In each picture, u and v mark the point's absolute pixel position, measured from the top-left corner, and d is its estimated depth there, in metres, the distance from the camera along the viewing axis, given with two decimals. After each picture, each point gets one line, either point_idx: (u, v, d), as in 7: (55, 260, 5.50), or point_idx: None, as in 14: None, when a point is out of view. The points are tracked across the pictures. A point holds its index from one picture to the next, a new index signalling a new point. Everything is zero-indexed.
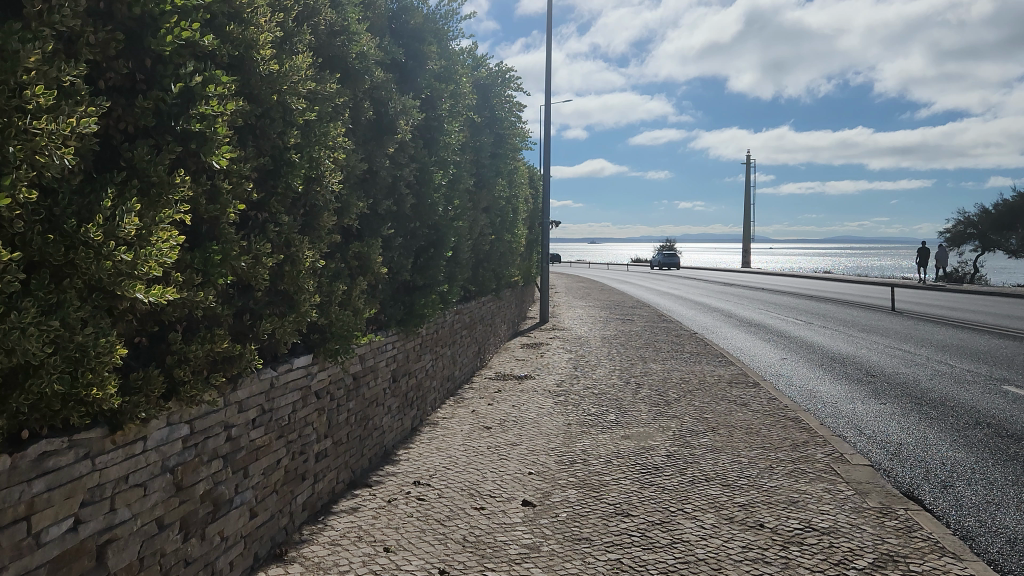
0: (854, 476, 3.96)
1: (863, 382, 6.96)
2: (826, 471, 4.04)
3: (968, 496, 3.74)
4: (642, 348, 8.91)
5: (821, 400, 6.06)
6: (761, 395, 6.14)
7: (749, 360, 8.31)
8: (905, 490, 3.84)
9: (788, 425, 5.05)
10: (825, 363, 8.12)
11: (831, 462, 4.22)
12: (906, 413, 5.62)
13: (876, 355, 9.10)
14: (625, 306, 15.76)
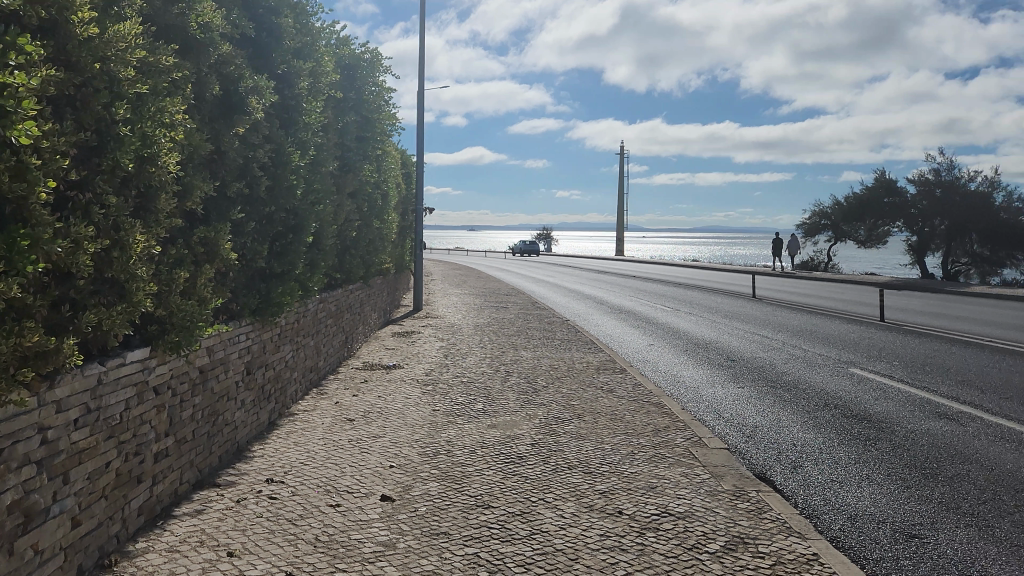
0: (710, 460, 4.09)
1: (722, 366, 7.24)
2: (684, 455, 4.15)
3: (816, 475, 3.93)
4: (514, 336, 8.96)
5: (684, 385, 6.25)
6: (624, 382, 6.27)
7: (616, 347, 8.51)
8: (758, 471, 3.99)
9: (651, 410, 5.17)
10: (686, 349, 8.42)
11: (689, 446, 4.34)
12: (761, 395, 5.88)
13: (735, 339, 9.52)
14: (500, 294, 15.84)
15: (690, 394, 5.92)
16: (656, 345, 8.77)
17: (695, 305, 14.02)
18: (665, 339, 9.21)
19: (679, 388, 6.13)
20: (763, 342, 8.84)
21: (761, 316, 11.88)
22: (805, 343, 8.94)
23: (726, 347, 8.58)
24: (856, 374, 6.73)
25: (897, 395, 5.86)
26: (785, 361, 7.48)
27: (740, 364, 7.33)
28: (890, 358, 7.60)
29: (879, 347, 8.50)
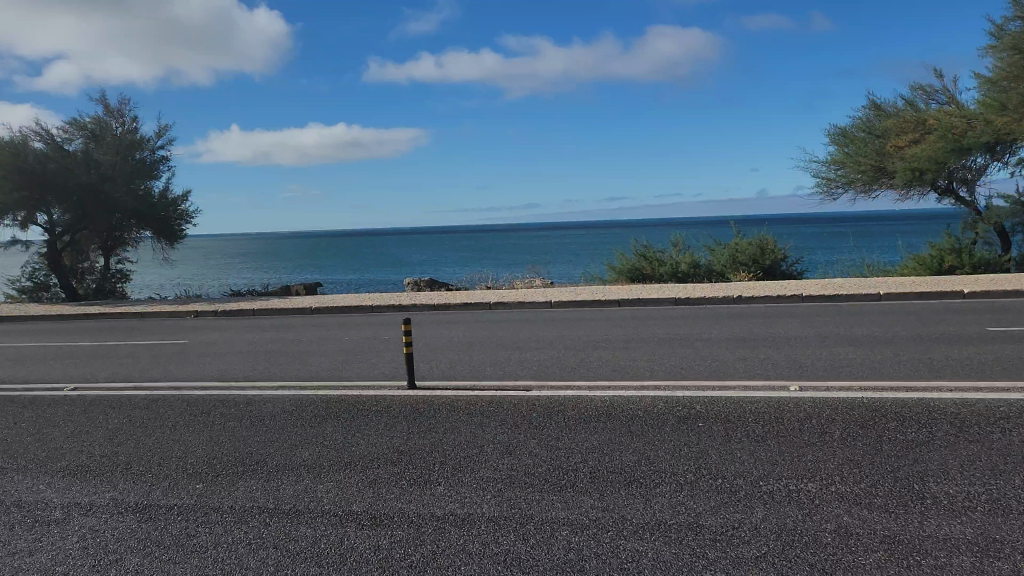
0: None
1: (600, 452, 5.66)
2: None
3: None
4: (411, 386, 7.95)
5: (546, 503, 4.75)
6: (468, 505, 4.79)
7: (455, 421, 6.71)
8: None
9: (674, 519, 4.41)
10: (534, 417, 6.68)
11: None
12: (660, 518, 4.44)
13: (575, 384, 7.93)
14: (343, 319, 14.58)
15: (565, 526, 4.42)
16: (484, 410, 7.01)
17: (459, 333, 12.04)
18: (494, 398, 7.43)
19: (539, 514, 4.60)
20: (624, 398, 7.19)
21: (531, 354, 9.88)
22: (671, 393, 7.27)
23: (584, 407, 6.93)
24: (787, 455, 5.31)
25: (862, 502, 4.44)
26: (674, 435, 5.96)
27: (622, 447, 5.76)
28: (809, 417, 6.16)
29: (749, 397, 6.92)
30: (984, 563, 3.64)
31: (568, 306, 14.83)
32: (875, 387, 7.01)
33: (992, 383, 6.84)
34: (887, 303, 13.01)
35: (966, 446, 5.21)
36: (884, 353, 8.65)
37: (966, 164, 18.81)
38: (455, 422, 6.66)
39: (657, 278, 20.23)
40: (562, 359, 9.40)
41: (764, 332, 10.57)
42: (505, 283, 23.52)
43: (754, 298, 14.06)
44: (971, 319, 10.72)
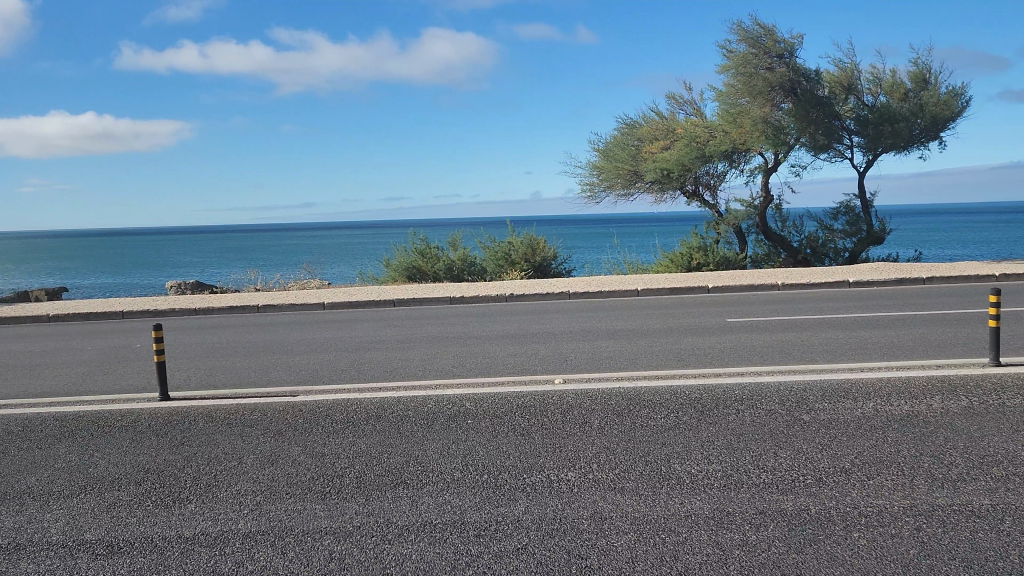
0: None
1: (366, 456, 5.51)
2: None
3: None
4: (162, 399, 7.32)
5: (307, 513, 4.54)
6: (222, 522, 4.47)
7: (212, 433, 6.26)
8: None
9: (438, 518, 4.38)
10: (299, 423, 6.41)
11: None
12: (425, 518, 4.39)
13: (345, 387, 7.70)
14: (85, 327, 13.18)
15: (326, 535, 4.24)
16: (246, 419, 6.62)
17: (222, 339, 11.30)
18: (258, 405, 7.06)
19: (298, 526, 4.37)
20: (396, 398, 7.12)
21: (300, 358, 9.49)
22: (443, 391, 7.30)
23: (352, 411, 6.74)
24: (550, 447, 5.46)
25: (617, 487, 4.65)
26: (442, 434, 5.94)
27: (390, 449, 5.66)
28: (573, 408, 6.42)
29: (518, 391, 7.10)
30: (720, 535, 3.92)
31: (340, 307, 14.44)
32: (631, 378, 7.43)
33: (730, 370, 7.49)
34: (643, 298, 13.97)
35: (709, 428, 5.65)
36: (639, 345, 9.20)
37: (708, 171, 20.68)
38: (212, 434, 6.22)
39: (431, 278, 20.30)
40: (333, 362, 9.10)
41: (533, 328, 10.90)
42: (272, 284, 22.51)
43: (523, 295, 14.53)
44: (714, 311, 11.76)
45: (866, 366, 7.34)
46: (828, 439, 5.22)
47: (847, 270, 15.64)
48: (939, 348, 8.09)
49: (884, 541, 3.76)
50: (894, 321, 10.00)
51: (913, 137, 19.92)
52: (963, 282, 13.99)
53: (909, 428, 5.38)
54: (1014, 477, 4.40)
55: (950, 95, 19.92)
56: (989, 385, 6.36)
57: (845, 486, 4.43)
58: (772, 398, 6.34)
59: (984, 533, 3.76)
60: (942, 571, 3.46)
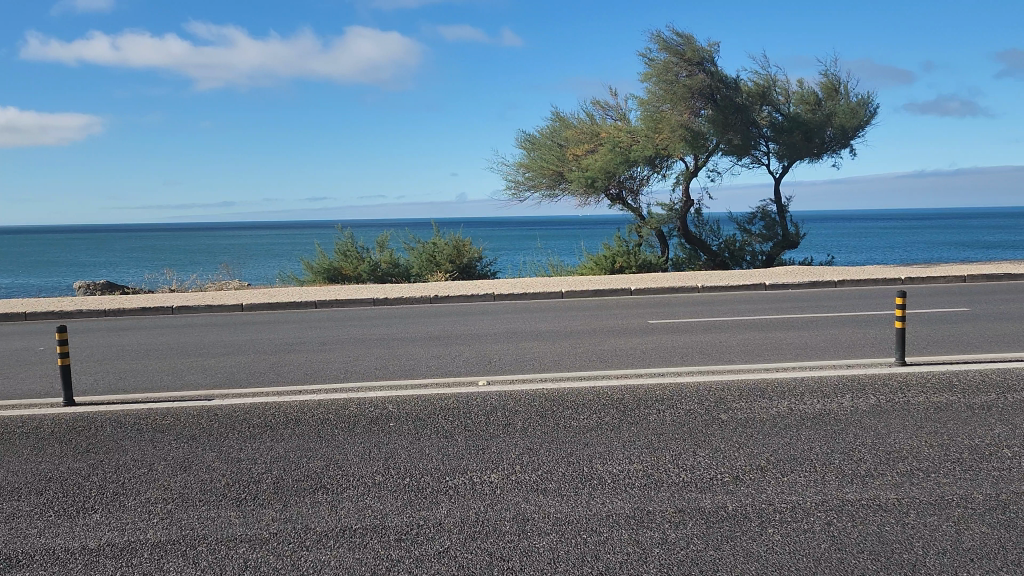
0: None
1: (284, 460, 5.38)
2: None
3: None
4: (69, 405, 6.99)
5: (221, 521, 4.39)
6: (130, 533, 4.28)
7: (121, 438, 6.01)
8: None
9: (360, 523, 4.29)
10: (215, 428, 6.22)
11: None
12: (345, 523, 4.30)
13: (264, 390, 7.50)
14: None
15: (241, 543, 4.11)
16: (157, 424, 6.38)
17: (133, 341, 10.88)
18: (172, 410, 6.82)
19: (211, 534, 4.23)
20: (317, 401, 6.98)
21: (217, 360, 9.23)
22: (365, 393, 7.19)
23: (271, 415, 6.57)
24: (473, 449, 5.43)
25: (539, 488, 4.65)
26: (362, 438, 5.84)
27: (309, 453, 5.53)
28: (496, 409, 6.41)
29: (442, 393, 7.06)
30: (641, 534, 3.96)
31: (259, 309, 14.10)
32: (554, 379, 7.48)
33: (650, 371, 7.61)
34: (567, 300, 14.09)
35: (630, 428, 5.71)
36: (563, 346, 9.27)
37: (631, 175, 21.01)
38: (120, 440, 5.97)
39: (355, 279, 20.03)
40: (251, 365, 8.87)
41: (457, 330, 10.87)
42: (188, 285, 21.80)
43: (447, 296, 14.47)
44: (635, 313, 11.94)
45: (780, 366, 7.57)
46: (745, 438, 5.34)
47: (762, 274, 16.11)
48: (848, 349, 8.39)
49: (797, 536, 3.85)
50: (807, 322, 10.35)
51: (826, 144, 20.70)
52: (872, 285, 14.58)
53: (820, 426, 5.55)
54: (918, 472, 4.59)
55: (860, 105, 20.78)
56: (895, 383, 6.64)
57: (761, 483, 4.54)
58: (692, 398, 6.46)
59: (891, 527, 3.90)
60: (852, 565, 3.57)
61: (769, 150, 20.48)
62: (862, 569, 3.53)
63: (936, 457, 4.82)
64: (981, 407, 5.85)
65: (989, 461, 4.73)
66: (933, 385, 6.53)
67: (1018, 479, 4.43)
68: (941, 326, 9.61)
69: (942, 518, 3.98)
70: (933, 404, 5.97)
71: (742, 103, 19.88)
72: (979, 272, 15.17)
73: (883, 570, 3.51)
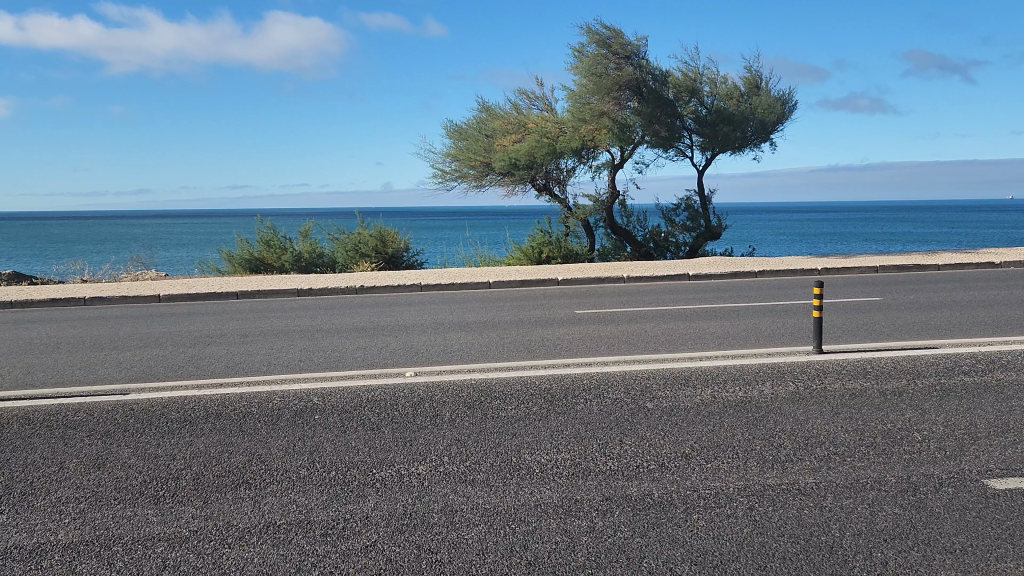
0: None
1: (204, 456, 5.22)
2: None
3: (549, 565, 3.58)
4: None
5: (138, 520, 4.23)
6: (40, 534, 4.09)
7: (30, 436, 5.74)
8: None
9: (284, 520, 4.18)
10: (130, 423, 6.00)
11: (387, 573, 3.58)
12: (269, 519, 4.19)
13: (184, 384, 7.26)
14: None
15: (160, 542, 3.97)
16: (68, 420, 6.11)
17: (42, 334, 10.42)
18: (86, 405, 6.55)
19: (128, 533, 4.07)
20: (239, 394, 6.80)
21: (132, 354, 8.89)
22: (289, 386, 7.05)
23: (190, 409, 6.37)
24: (400, 441, 5.37)
25: (467, 479, 4.63)
26: (286, 431, 5.73)
27: (232, 448, 5.38)
28: (424, 401, 6.36)
29: (369, 385, 6.97)
30: (569, 523, 3.99)
31: (178, 300, 13.66)
32: (481, 369, 7.46)
33: (578, 360, 7.68)
34: (495, 290, 14.09)
35: (557, 418, 5.75)
36: (491, 337, 9.26)
37: (558, 165, 21.13)
38: (28, 438, 5.69)
39: (277, 269, 19.61)
40: (168, 358, 8.58)
41: (383, 321, 10.76)
42: (101, 275, 20.96)
43: (373, 287, 14.30)
44: (563, 303, 12.03)
45: (705, 355, 7.72)
46: (669, 426, 5.43)
47: (686, 264, 16.44)
48: (768, 337, 8.65)
49: (720, 521, 3.94)
50: (729, 312, 10.60)
51: (746, 138, 21.24)
52: (789, 276, 15.06)
53: (742, 412, 5.70)
54: (835, 456, 4.75)
55: (779, 101, 21.38)
56: (812, 370, 6.86)
57: (685, 470, 4.62)
58: (617, 387, 6.53)
59: (809, 510, 4.02)
60: (773, 547, 3.67)
61: (692, 143, 20.89)
62: (782, 552, 3.63)
63: (851, 442, 5.00)
64: (893, 392, 6.10)
65: (900, 444, 4.94)
66: (848, 372, 6.77)
67: (928, 461, 4.64)
68: (855, 315, 9.97)
69: (857, 500, 4.13)
70: (847, 390, 6.20)
71: (667, 96, 20.21)
72: (890, 263, 15.79)
73: (803, 553, 3.62)
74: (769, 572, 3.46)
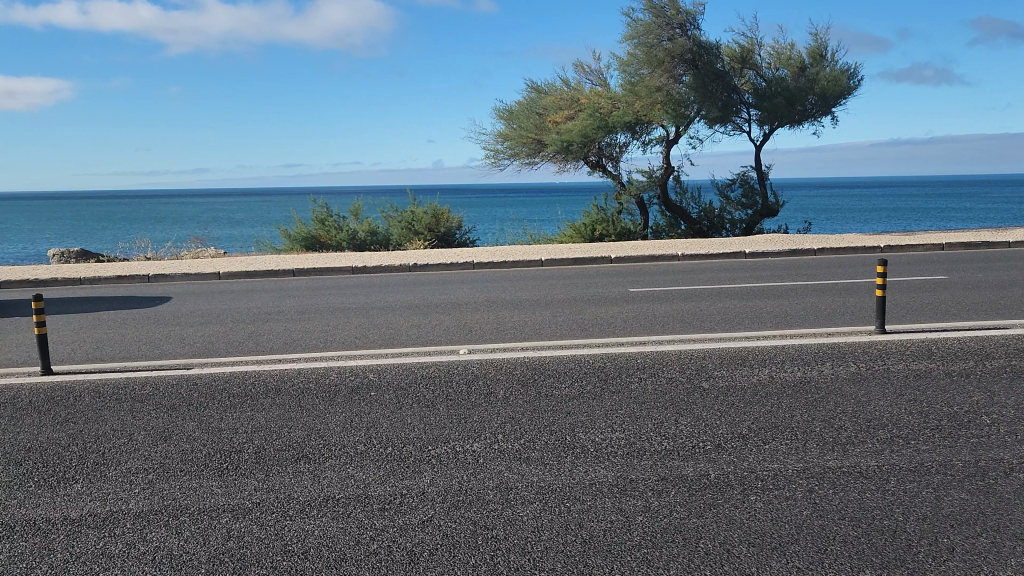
0: (481, 568, 3.44)
1: (265, 430, 5.34)
2: (450, 570, 3.43)
3: (607, 543, 3.59)
4: (47, 377, 6.89)
5: (203, 490, 4.37)
6: (111, 502, 4.25)
7: (99, 408, 5.95)
8: (542, 561, 3.47)
9: (344, 495, 4.25)
10: (194, 397, 6.17)
11: (444, 548, 3.63)
12: (328, 493, 4.28)
13: (244, 360, 7.45)
14: None
15: (224, 513, 4.08)
16: (136, 393, 6.32)
17: (109, 310, 10.76)
18: (152, 379, 6.75)
19: (194, 504, 4.20)
20: (297, 370, 6.95)
21: (194, 330, 9.13)
22: (347, 362, 7.18)
23: (251, 384, 6.54)
24: (455, 418, 5.42)
25: (522, 457, 4.66)
26: (344, 406, 5.83)
27: (291, 422, 5.50)
28: (477, 378, 6.40)
29: (423, 362, 7.04)
30: (624, 502, 3.98)
31: (237, 277, 13.96)
32: (535, 348, 7.48)
33: (633, 339, 7.65)
34: (547, 268, 14.08)
35: (612, 396, 5.74)
36: (545, 315, 9.27)
37: (611, 142, 20.93)
38: (99, 410, 5.90)
39: (333, 246, 19.88)
40: (228, 334, 8.79)
41: (436, 298, 10.86)
42: (163, 253, 21.51)
43: (426, 264, 14.41)
44: (616, 281, 11.97)
45: (762, 335, 7.61)
46: (726, 406, 5.38)
47: (743, 242, 16.17)
48: (828, 316, 8.48)
49: (778, 503, 3.89)
50: (785, 290, 10.42)
51: (809, 112, 20.65)
52: (850, 254, 14.71)
53: (801, 393, 5.61)
54: (898, 439, 4.64)
55: (843, 73, 20.73)
56: (874, 351, 6.72)
57: (742, 451, 4.57)
58: (672, 366, 6.49)
59: (871, 494, 3.95)
60: (833, 531, 3.62)
61: (749, 117, 20.46)
62: (843, 535, 3.57)
63: (915, 424, 4.88)
64: (960, 374, 5.94)
65: (967, 428, 4.81)
66: (911, 353, 6.60)
67: (997, 446, 4.50)
68: (918, 294, 9.71)
69: (921, 484, 4.04)
70: (911, 370, 6.06)
71: (723, 69, 19.82)
72: (958, 240, 15.30)
73: (865, 537, 3.56)
74: (829, 555, 3.42)
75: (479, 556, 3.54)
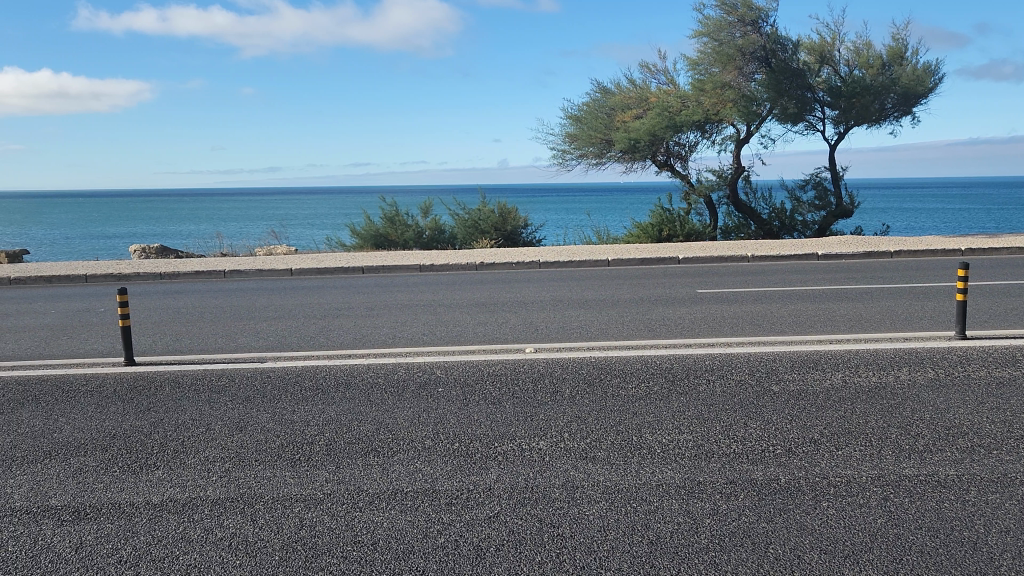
0: (548, 567, 3.45)
1: (336, 423, 5.48)
2: (520, 566, 3.46)
3: (676, 546, 3.56)
4: (130, 367, 7.20)
5: (278, 480, 4.50)
6: (191, 489, 4.41)
7: (180, 398, 6.18)
8: (611, 564, 3.45)
9: (411, 492, 4.28)
10: (269, 389, 6.36)
11: (511, 542, 3.68)
12: (395, 487, 4.35)
13: (313, 354, 7.63)
14: (44, 293, 12.82)
15: (298, 503, 4.19)
16: (214, 384, 6.55)
17: (187, 304, 11.14)
18: (227, 372, 6.96)
19: (268, 493, 4.33)
20: (366, 365, 7.08)
21: (268, 324, 9.38)
22: (413, 359, 7.26)
23: (323, 377, 6.71)
24: (521, 416, 5.46)
25: (588, 456, 4.66)
26: (412, 401, 5.92)
27: (360, 417, 5.61)
28: (543, 377, 6.43)
29: (489, 359, 7.09)
30: (692, 504, 3.96)
31: (308, 274, 14.29)
32: (601, 348, 7.45)
33: (701, 341, 7.55)
34: (614, 268, 14.03)
35: (680, 398, 5.68)
36: (611, 315, 9.23)
37: (680, 141, 20.70)
38: (179, 400, 6.13)
39: (400, 244, 20.16)
40: (301, 329, 9.01)
41: (502, 297, 10.94)
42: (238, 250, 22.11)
43: (492, 263, 14.47)
44: (683, 282, 11.84)
45: (835, 338, 7.42)
46: (797, 411, 5.27)
47: (815, 243, 15.81)
48: (907, 320, 8.23)
49: (852, 510, 3.82)
50: (860, 294, 10.14)
51: (887, 111, 20.03)
52: (929, 257, 14.24)
53: (876, 399, 5.47)
54: (979, 448, 4.49)
55: (926, 71, 19.97)
56: (955, 358, 6.47)
57: (814, 457, 4.47)
58: (742, 368, 6.39)
59: (950, 503, 3.84)
60: (911, 541, 3.52)
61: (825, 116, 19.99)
62: (921, 545, 3.48)
63: (997, 433, 4.72)
64: None
65: None
66: (993, 360, 6.36)
67: None
68: (1000, 299, 9.35)
69: (1004, 496, 3.91)
70: (993, 378, 5.84)
71: (798, 67, 19.44)
72: None
73: (944, 547, 3.46)
74: (905, 565, 3.34)
75: (545, 552, 3.57)
